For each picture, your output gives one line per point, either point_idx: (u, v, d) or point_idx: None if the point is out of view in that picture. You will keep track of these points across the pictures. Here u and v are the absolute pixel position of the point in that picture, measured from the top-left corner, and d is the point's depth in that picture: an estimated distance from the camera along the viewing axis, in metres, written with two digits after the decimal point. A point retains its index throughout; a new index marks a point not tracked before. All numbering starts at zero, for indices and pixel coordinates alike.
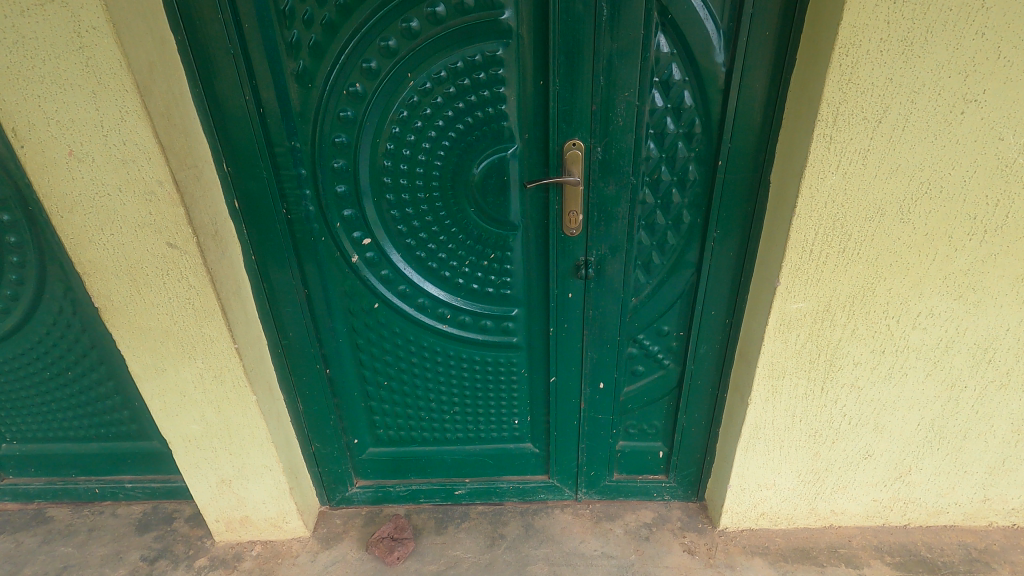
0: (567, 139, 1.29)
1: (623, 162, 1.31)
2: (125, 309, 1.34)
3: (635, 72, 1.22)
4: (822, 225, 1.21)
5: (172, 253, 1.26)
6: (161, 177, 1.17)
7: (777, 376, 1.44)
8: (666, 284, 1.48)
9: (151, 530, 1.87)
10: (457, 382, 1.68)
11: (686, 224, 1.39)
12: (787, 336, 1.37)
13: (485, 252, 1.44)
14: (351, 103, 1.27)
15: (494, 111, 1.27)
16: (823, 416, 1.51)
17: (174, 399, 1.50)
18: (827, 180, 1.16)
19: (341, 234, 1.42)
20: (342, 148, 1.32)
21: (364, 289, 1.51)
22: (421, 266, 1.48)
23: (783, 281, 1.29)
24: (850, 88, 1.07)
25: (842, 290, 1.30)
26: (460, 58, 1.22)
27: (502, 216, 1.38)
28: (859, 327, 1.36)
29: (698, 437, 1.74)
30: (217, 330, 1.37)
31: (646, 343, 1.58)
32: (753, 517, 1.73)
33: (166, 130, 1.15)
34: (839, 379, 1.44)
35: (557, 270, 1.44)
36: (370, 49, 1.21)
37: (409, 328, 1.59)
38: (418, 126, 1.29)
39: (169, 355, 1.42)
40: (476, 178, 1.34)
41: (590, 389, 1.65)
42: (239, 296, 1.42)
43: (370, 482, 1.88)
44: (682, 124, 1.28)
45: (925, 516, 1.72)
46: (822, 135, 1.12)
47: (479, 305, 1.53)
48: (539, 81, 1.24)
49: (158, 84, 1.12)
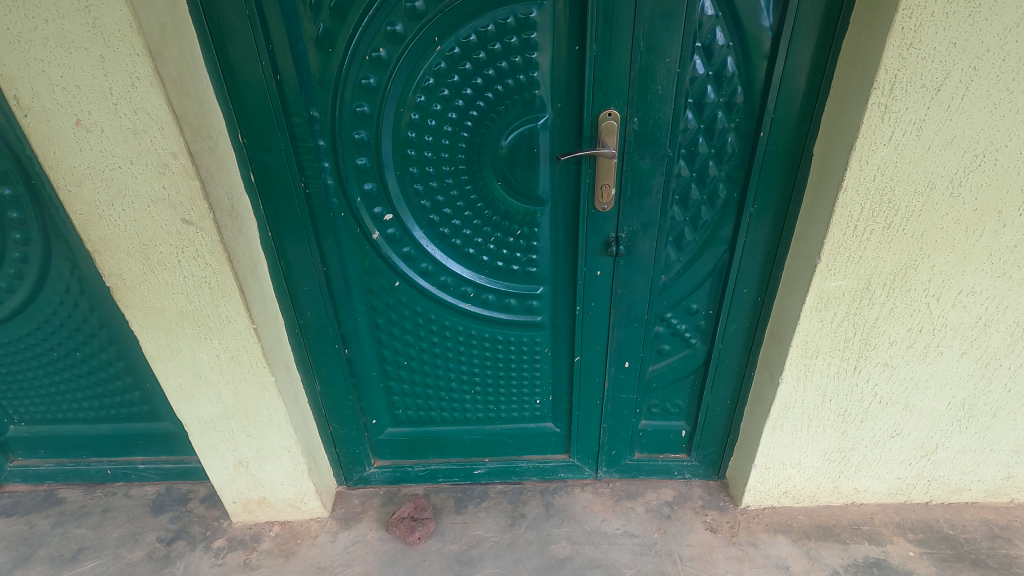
0: (602, 109, 1.22)
1: (660, 133, 1.25)
2: (137, 288, 1.29)
3: (677, 37, 1.15)
4: (869, 200, 1.16)
5: (186, 229, 1.20)
6: (175, 149, 1.10)
7: (810, 356, 1.41)
8: (697, 261, 1.43)
9: (166, 511, 1.85)
10: (479, 362, 1.64)
11: (721, 199, 1.34)
12: (824, 315, 1.34)
13: (512, 228, 1.39)
14: (374, 70, 1.19)
15: (525, 80, 1.20)
16: (854, 395, 1.49)
17: (190, 380, 1.45)
18: (878, 152, 1.10)
19: (361, 209, 1.36)
20: (364, 118, 1.24)
21: (384, 267, 1.45)
22: (444, 244, 1.42)
23: (824, 258, 1.24)
24: (910, 54, 1.01)
25: (883, 268, 1.26)
26: (491, 21, 1.15)
27: (531, 189, 1.33)
28: (898, 306, 1.32)
29: (722, 416, 1.72)
30: (234, 310, 1.32)
31: (673, 321, 1.54)
32: (776, 495, 1.72)
33: (179, 99, 1.08)
34: (873, 358, 1.41)
35: (586, 246, 1.39)
36: (395, 11, 1.13)
37: (430, 307, 1.53)
38: (445, 95, 1.22)
39: (184, 335, 1.37)
40: (504, 150, 1.28)
41: (614, 369, 1.62)
42: (256, 273, 1.36)
43: (388, 463, 1.85)
44: (723, 94, 1.21)
45: (947, 493, 1.72)
46: (877, 103, 1.05)
47: (504, 283, 1.49)
48: (574, 47, 1.17)
49: (169, 48, 1.05)
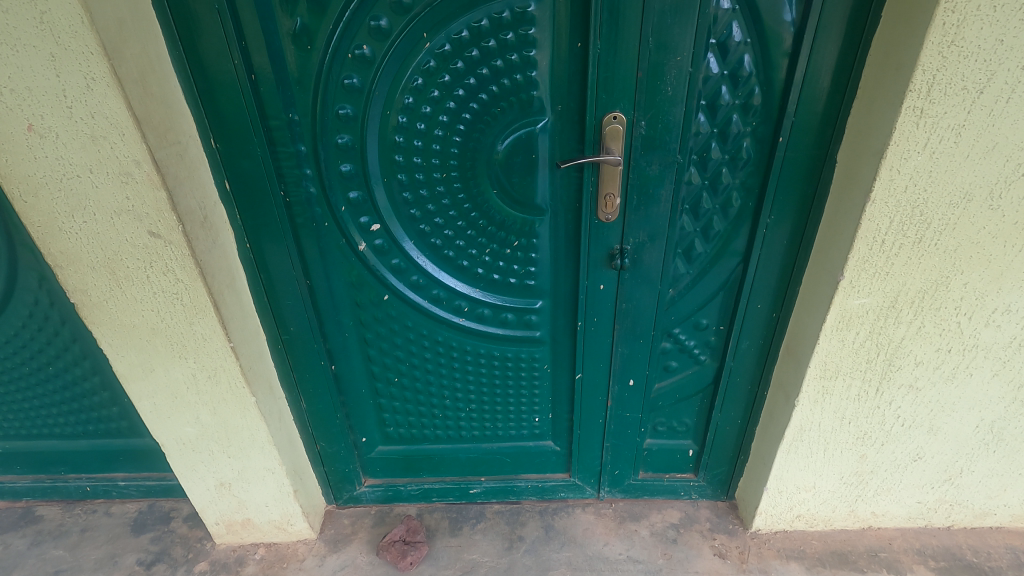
0: (607, 112, 1.12)
1: (669, 138, 1.15)
2: (104, 305, 1.19)
3: (690, 32, 1.04)
4: (899, 212, 1.06)
5: (154, 243, 1.11)
6: (138, 156, 1.01)
7: (829, 377, 1.32)
8: (708, 274, 1.33)
9: (148, 531, 1.76)
10: (474, 378, 1.55)
11: (735, 208, 1.24)
12: (845, 335, 1.24)
13: (508, 238, 1.29)
14: (357, 69, 1.09)
15: (522, 79, 1.10)
16: (875, 417, 1.39)
17: (165, 400, 1.36)
18: (911, 161, 1.00)
19: (346, 219, 1.26)
20: (347, 121, 1.14)
21: (372, 279, 1.36)
22: (436, 255, 1.32)
23: (848, 274, 1.14)
24: (951, 52, 0.90)
25: (911, 285, 1.16)
26: (485, 15, 1.04)
27: (529, 198, 1.23)
28: (926, 325, 1.22)
29: (732, 435, 1.62)
30: (210, 328, 1.23)
31: (681, 337, 1.44)
32: (788, 519, 1.63)
33: (142, 101, 0.98)
34: (897, 379, 1.32)
35: (588, 259, 1.30)
36: (379, 4, 1.03)
37: (422, 322, 1.44)
38: (435, 96, 1.12)
39: (157, 354, 1.27)
40: (500, 156, 1.18)
41: (618, 387, 1.52)
42: (234, 288, 1.27)
43: (379, 481, 1.76)
44: (739, 95, 1.11)
45: (970, 518, 1.62)
46: (912, 107, 0.95)
47: (501, 297, 1.39)
48: (577, 43, 1.07)
49: (130, 46, 0.95)
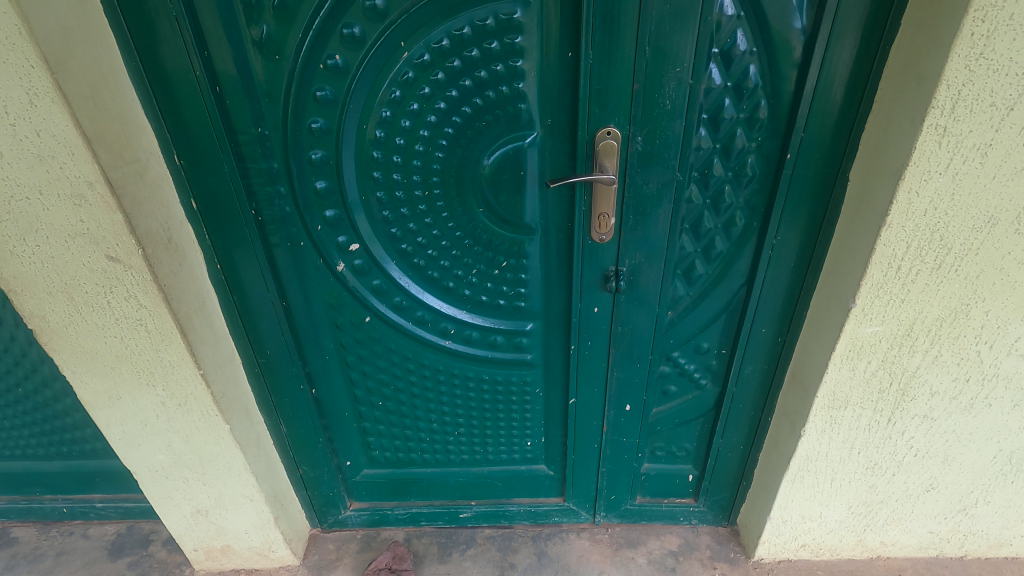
0: (600, 126, 1.04)
1: (668, 154, 1.06)
2: (64, 332, 1.12)
3: (690, 41, 0.96)
4: (917, 236, 0.97)
5: (113, 267, 1.03)
6: (90, 177, 0.93)
7: (838, 407, 1.24)
8: (709, 296, 1.25)
9: (125, 555, 1.70)
10: (462, 402, 1.47)
11: (738, 227, 1.16)
12: (856, 364, 1.16)
13: (496, 259, 1.21)
14: (330, 80, 1.01)
15: (508, 91, 1.02)
16: (887, 447, 1.31)
17: (135, 428, 1.29)
18: (932, 183, 0.92)
19: (323, 238, 1.18)
20: (320, 136, 1.06)
21: (352, 300, 1.28)
22: (419, 276, 1.24)
23: (860, 302, 1.06)
24: (979, 65, 0.82)
25: (928, 313, 1.07)
26: (467, 23, 0.96)
27: (517, 217, 1.15)
28: (943, 353, 1.14)
29: (734, 461, 1.54)
30: (177, 355, 1.16)
31: (681, 361, 1.36)
32: (792, 548, 1.55)
33: (93, 118, 0.90)
34: (910, 410, 1.24)
35: (582, 281, 1.21)
36: (352, 11, 0.95)
37: (406, 344, 1.36)
38: (415, 109, 1.04)
39: (123, 381, 1.20)
40: (486, 172, 1.10)
41: (614, 411, 1.44)
42: (204, 311, 1.19)
43: (365, 505, 1.69)
44: (744, 108, 1.03)
45: (984, 548, 1.54)
46: (934, 125, 0.87)
47: (489, 319, 1.31)
48: (567, 53, 0.98)
49: (77, 58, 0.87)
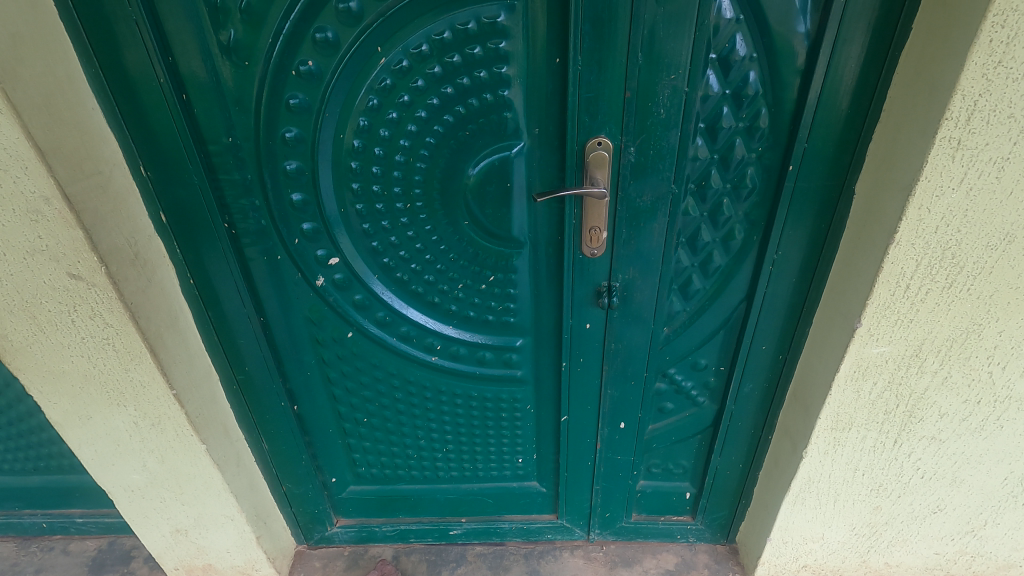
0: (591, 136, 0.98)
1: (663, 165, 1.00)
2: (28, 351, 1.06)
3: (686, 46, 0.90)
4: (927, 255, 0.92)
5: (76, 285, 0.97)
6: (46, 192, 0.87)
7: (841, 429, 1.18)
8: (706, 312, 1.19)
9: (106, 572, 1.65)
10: (451, 418, 1.42)
11: (737, 241, 1.10)
12: (861, 385, 1.10)
13: (483, 273, 1.15)
14: (303, 88, 0.95)
15: (493, 99, 0.96)
16: (892, 469, 1.25)
17: (107, 448, 1.24)
18: (944, 199, 0.86)
19: (301, 252, 1.13)
20: (295, 146, 1.01)
21: (334, 316, 1.22)
22: (403, 291, 1.19)
23: (866, 322, 1.00)
24: (998, 74, 0.76)
25: (938, 333, 1.01)
26: (447, 27, 0.90)
27: (504, 230, 1.09)
28: (953, 375, 1.08)
29: (733, 479, 1.49)
30: (148, 375, 1.10)
31: (677, 378, 1.30)
32: (793, 569, 1.49)
33: (47, 129, 0.84)
34: (917, 431, 1.18)
35: (573, 296, 1.16)
36: (324, 14, 0.89)
37: (391, 360, 1.30)
38: (394, 118, 0.98)
39: (93, 401, 1.15)
40: (471, 184, 1.04)
41: (608, 429, 1.39)
42: (177, 328, 1.13)
43: (353, 521, 1.64)
44: (743, 117, 0.97)
45: (993, 569, 1.48)
46: (947, 137, 0.81)
47: (477, 334, 1.25)
48: (555, 59, 0.92)
49: (29, 66, 0.81)
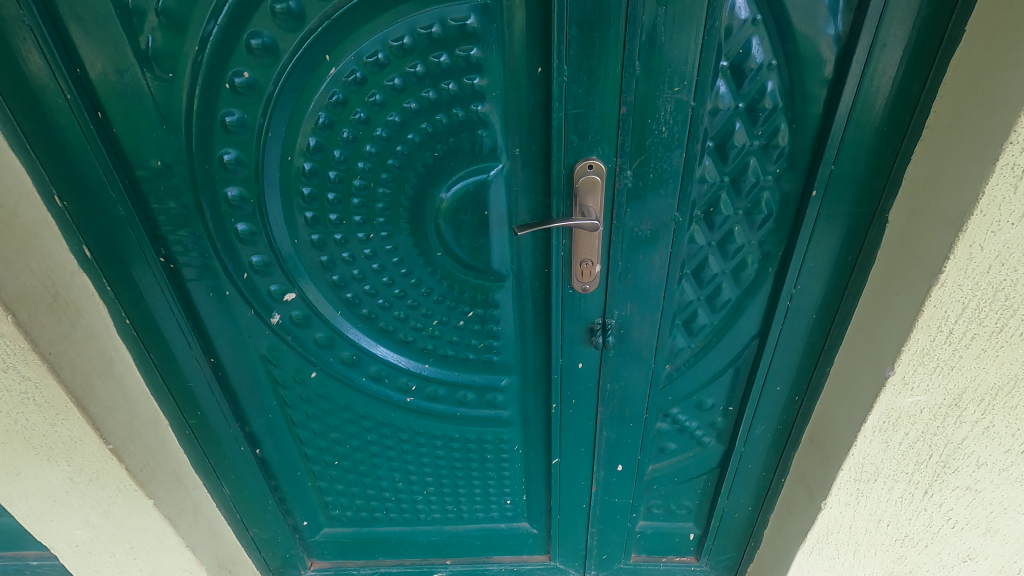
0: (581, 157, 0.83)
1: (665, 189, 0.86)
2: None
3: (693, 52, 0.76)
4: (975, 297, 0.78)
5: None
6: None
7: (866, 480, 1.05)
8: (713, 350, 1.06)
9: None
10: (431, 460, 1.28)
11: (749, 274, 0.96)
12: (890, 436, 0.97)
13: (460, 309, 1.02)
14: (239, 103, 0.81)
15: (465, 115, 0.82)
16: (919, 518, 1.11)
17: (43, 503, 1.06)
18: (1001, 234, 0.71)
19: (252, 288, 0.99)
20: (235, 170, 0.86)
21: (294, 355, 1.09)
22: (370, 328, 1.05)
23: (900, 370, 0.86)
24: None
25: (982, 381, 0.87)
26: (407, 31, 0.76)
27: (483, 262, 0.95)
28: (995, 424, 0.93)
29: (741, 521, 1.36)
30: (78, 430, 0.93)
31: (681, 418, 1.17)
32: None
33: None
34: (950, 482, 1.03)
35: (563, 335, 1.02)
36: (259, 16, 0.75)
37: (362, 401, 1.17)
38: (349, 137, 0.84)
39: (20, 456, 0.97)
40: (443, 211, 0.90)
41: (605, 471, 1.26)
42: (112, 373, 0.98)
43: (328, 565, 1.50)
44: (760, 134, 0.83)
45: None
46: (1010, 164, 0.66)
47: (455, 374, 1.12)
48: (537, 68, 0.78)
49: None
